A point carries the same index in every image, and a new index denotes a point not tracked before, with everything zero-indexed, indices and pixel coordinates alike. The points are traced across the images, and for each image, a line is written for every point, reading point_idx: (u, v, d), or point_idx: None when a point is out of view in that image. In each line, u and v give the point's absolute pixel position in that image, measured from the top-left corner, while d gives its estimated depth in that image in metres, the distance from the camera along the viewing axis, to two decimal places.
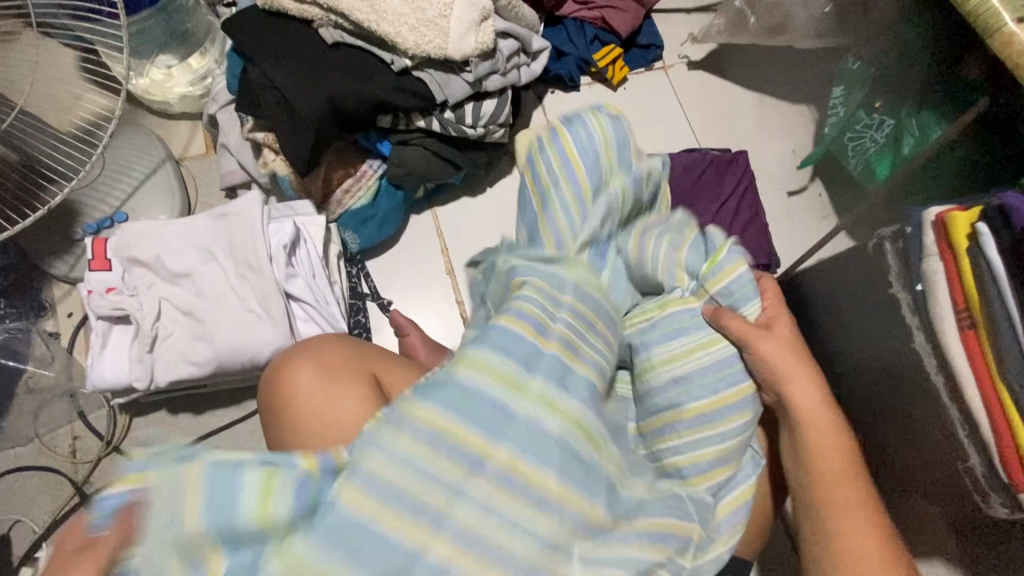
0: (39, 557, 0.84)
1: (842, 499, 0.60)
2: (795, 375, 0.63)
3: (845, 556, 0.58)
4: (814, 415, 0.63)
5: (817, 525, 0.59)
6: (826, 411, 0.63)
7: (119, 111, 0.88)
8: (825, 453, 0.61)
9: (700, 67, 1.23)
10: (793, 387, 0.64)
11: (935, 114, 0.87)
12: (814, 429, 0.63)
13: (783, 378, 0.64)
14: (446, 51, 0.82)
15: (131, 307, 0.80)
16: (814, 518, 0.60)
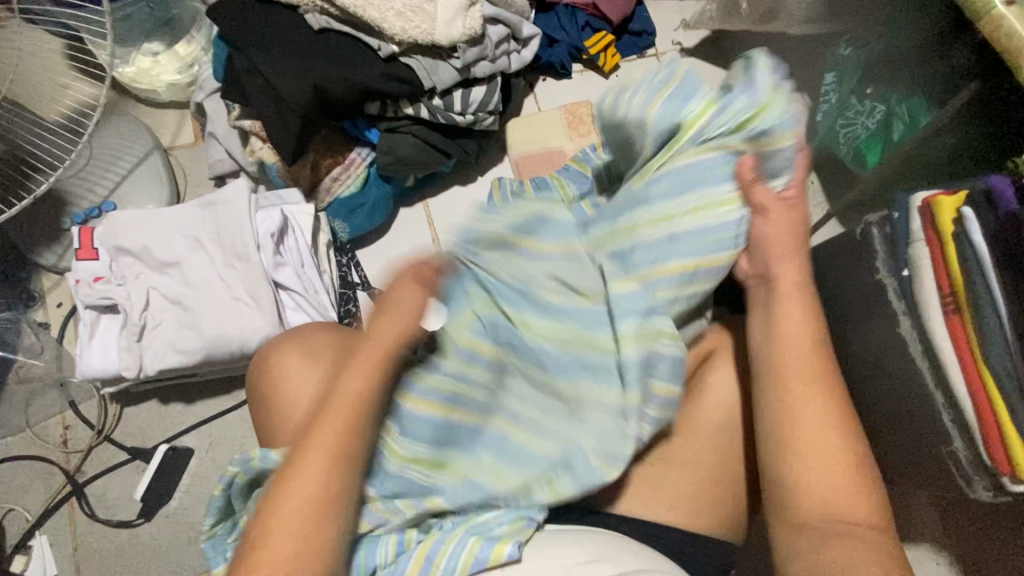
0: (32, 545, 0.85)
1: (811, 383, 0.59)
2: (775, 250, 0.62)
3: (800, 441, 0.57)
4: (787, 291, 0.62)
5: (784, 474, 0.58)
6: (797, 289, 0.62)
7: (103, 99, 0.88)
8: (796, 331, 0.60)
9: (693, 54, 1.22)
10: (770, 255, 0.63)
11: (926, 99, 0.86)
12: (781, 345, 0.60)
13: (761, 249, 0.63)
14: (433, 36, 0.81)
15: (119, 296, 0.80)
16: (777, 400, 0.59)
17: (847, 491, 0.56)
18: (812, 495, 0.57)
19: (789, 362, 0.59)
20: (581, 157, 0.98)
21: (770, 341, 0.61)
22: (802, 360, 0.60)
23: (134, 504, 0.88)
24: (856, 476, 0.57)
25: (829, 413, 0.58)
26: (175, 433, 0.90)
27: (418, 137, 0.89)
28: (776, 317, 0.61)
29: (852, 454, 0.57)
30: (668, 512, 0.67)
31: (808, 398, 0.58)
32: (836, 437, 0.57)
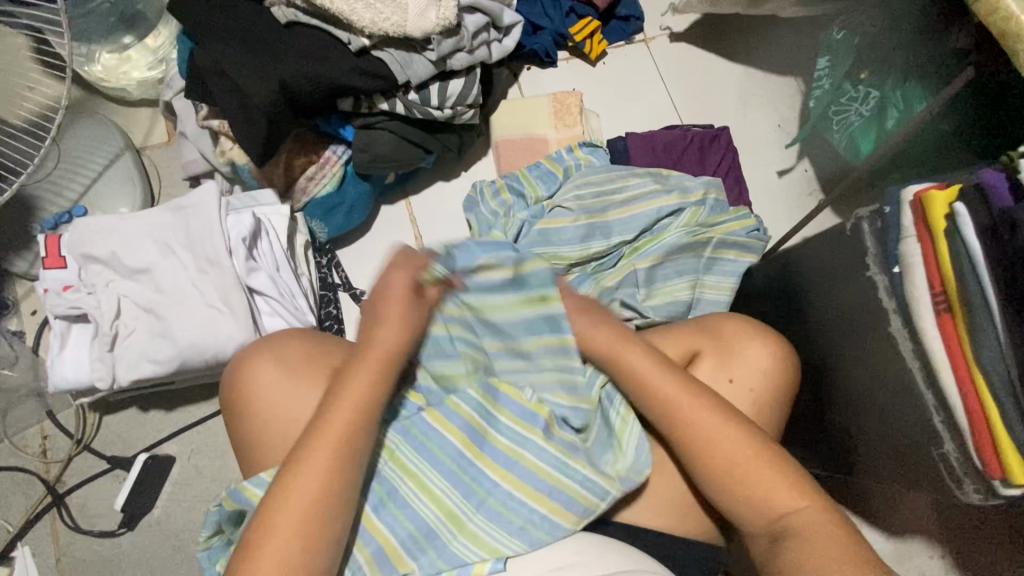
0: (15, 556, 0.85)
1: (688, 408, 0.60)
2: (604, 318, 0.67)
3: (707, 458, 0.58)
4: (629, 353, 0.63)
5: (713, 494, 0.59)
6: (614, 328, 0.66)
7: (66, 99, 0.85)
8: (636, 361, 0.63)
9: (683, 39, 1.18)
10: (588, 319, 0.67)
11: (920, 87, 0.84)
12: (638, 374, 0.62)
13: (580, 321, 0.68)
14: (405, 28, 0.78)
15: (90, 306, 0.78)
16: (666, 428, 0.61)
17: (764, 476, 0.57)
18: (745, 499, 0.57)
19: (658, 387, 0.61)
20: (553, 153, 1.01)
21: (627, 372, 0.63)
22: (663, 382, 0.61)
23: (116, 514, 0.87)
24: (768, 462, 0.57)
25: (722, 422, 0.59)
26: (156, 441, 0.89)
27: (394, 133, 0.86)
28: (616, 350, 0.64)
29: (753, 448, 0.58)
30: (657, 521, 0.65)
31: (694, 417, 0.59)
32: (740, 438, 0.58)
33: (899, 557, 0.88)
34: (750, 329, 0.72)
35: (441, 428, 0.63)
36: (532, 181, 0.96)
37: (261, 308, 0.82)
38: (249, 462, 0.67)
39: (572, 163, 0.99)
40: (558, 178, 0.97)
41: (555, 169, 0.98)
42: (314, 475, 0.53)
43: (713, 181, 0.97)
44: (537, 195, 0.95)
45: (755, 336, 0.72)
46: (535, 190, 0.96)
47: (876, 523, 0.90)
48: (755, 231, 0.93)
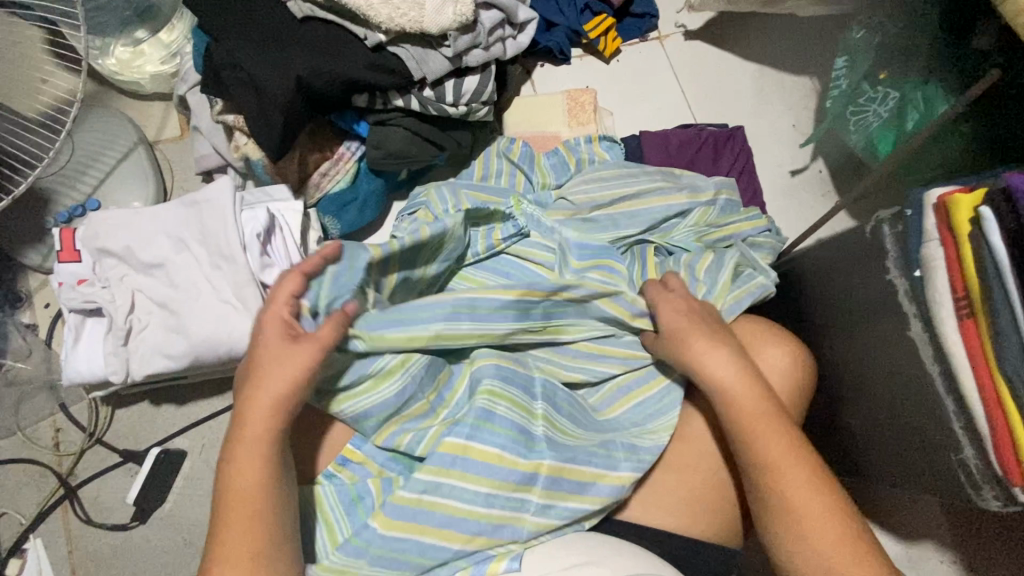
0: (27, 548, 0.85)
1: (786, 461, 0.57)
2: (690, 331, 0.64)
3: (792, 522, 0.56)
4: (731, 380, 0.61)
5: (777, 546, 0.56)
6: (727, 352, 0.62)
7: (81, 93, 0.84)
8: (740, 394, 0.60)
9: (698, 37, 1.17)
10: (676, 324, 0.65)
11: (942, 88, 0.83)
12: (740, 407, 0.60)
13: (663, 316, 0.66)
14: (422, 24, 0.77)
15: (104, 300, 0.77)
16: (750, 467, 0.59)
17: (854, 562, 0.53)
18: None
19: (757, 421, 0.59)
20: (570, 143, 1.02)
21: (730, 400, 0.60)
22: (763, 419, 0.59)
23: (128, 507, 0.87)
24: (860, 568, 0.53)
25: (810, 474, 0.57)
26: (168, 435, 0.89)
27: (409, 130, 0.86)
28: (719, 374, 0.61)
29: (850, 539, 0.54)
30: (669, 520, 0.66)
31: (782, 458, 0.57)
32: (819, 490, 0.56)
33: (911, 561, 0.87)
34: (769, 333, 0.72)
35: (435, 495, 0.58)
36: (544, 172, 0.98)
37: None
38: None
39: (587, 156, 1.00)
40: (570, 170, 0.98)
41: (567, 161, 0.99)
42: (258, 484, 0.52)
43: (727, 181, 0.97)
44: (546, 181, 0.97)
45: (775, 341, 0.71)
46: (545, 176, 0.98)
47: (888, 527, 0.89)
48: (767, 232, 0.92)
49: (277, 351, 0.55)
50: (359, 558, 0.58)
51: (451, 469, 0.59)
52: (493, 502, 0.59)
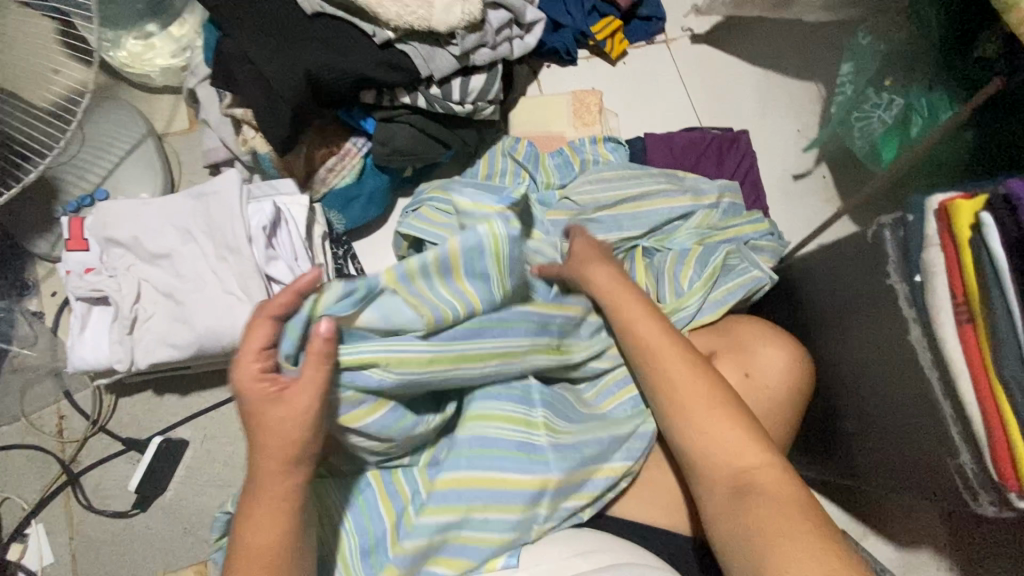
0: (29, 534, 0.86)
1: (710, 425, 0.60)
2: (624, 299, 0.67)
3: (699, 447, 0.60)
4: (640, 320, 0.65)
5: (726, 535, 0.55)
6: (655, 327, 0.65)
7: (92, 84, 0.85)
8: (667, 370, 0.62)
9: (704, 41, 1.17)
10: (592, 275, 0.69)
11: (947, 95, 0.85)
12: (672, 385, 0.62)
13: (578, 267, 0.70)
14: (430, 22, 0.78)
15: (110, 288, 0.78)
16: (684, 449, 0.60)
17: (763, 477, 0.56)
18: (738, 500, 0.56)
19: (686, 400, 0.61)
20: (575, 144, 1.02)
21: (658, 377, 0.63)
22: (693, 395, 0.61)
23: (129, 494, 0.88)
24: (764, 484, 0.56)
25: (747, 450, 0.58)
26: (170, 424, 0.90)
27: (414, 127, 0.87)
28: (651, 347, 0.64)
29: (757, 459, 0.57)
30: (665, 519, 0.66)
31: (716, 437, 0.59)
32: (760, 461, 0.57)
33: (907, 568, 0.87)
34: (766, 333, 0.73)
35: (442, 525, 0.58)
36: (547, 172, 0.99)
37: (278, 297, 0.83)
38: None
39: (591, 157, 1.01)
40: (574, 171, 0.99)
41: (572, 162, 1.00)
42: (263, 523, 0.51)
43: (730, 185, 0.97)
44: (549, 181, 0.98)
45: (776, 342, 0.72)
46: (549, 176, 0.99)
47: (885, 533, 0.89)
48: (770, 235, 0.93)
49: (269, 404, 0.51)
50: None
51: (457, 502, 0.59)
52: (506, 526, 0.59)
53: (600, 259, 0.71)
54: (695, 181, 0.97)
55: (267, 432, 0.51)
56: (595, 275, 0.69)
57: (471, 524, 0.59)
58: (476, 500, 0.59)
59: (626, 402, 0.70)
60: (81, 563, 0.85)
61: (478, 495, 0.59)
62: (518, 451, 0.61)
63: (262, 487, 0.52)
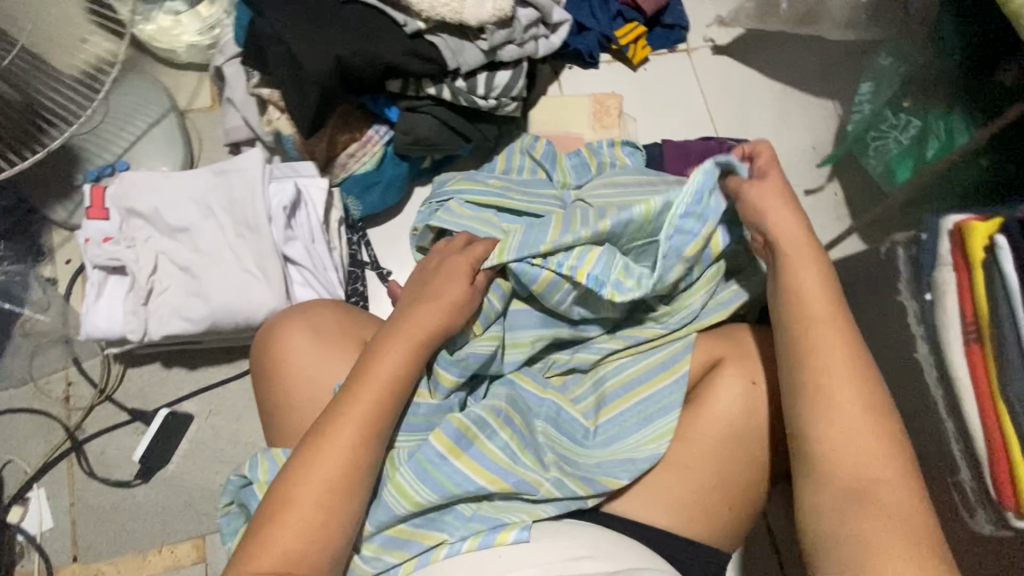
0: (30, 497, 0.86)
1: (839, 367, 0.56)
2: (785, 221, 0.61)
3: (821, 386, 0.55)
4: (796, 245, 0.60)
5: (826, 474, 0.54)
6: (809, 253, 0.60)
7: (121, 56, 0.86)
8: (812, 302, 0.58)
9: (725, 52, 1.18)
10: (773, 217, 0.62)
11: (965, 119, 0.85)
12: (810, 317, 0.58)
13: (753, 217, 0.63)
14: (461, 15, 0.79)
15: (128, 259, 0.79)
16: (801, 380, 0.57)
17: (879, 467, 0.53)
18: (849, 473, 0.53)
19: (818, 332, 0.57)
20: (593, 146, 1.03)
21: (795, 303, 0.59)
22: (827, 329, 0.57)
23: (132, 464, 0.88)
24: (883, 475, 0.52)
25: (868, 402, 0.54)
26: (176, 398, 0.91)
27: (438, 118, 0.87)
28: (798, 275, 0.59)
29: (880, 445, 0.53)
30: (665, 519, 0.67)
31: (840, 379, 0.55)
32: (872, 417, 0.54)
33: None
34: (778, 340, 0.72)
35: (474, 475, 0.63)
36: (564, 171, 0.99)
37: (293, 279, 0.83)
38: (275, 424, 0.68)
39: (608, 159, 1.01)
40: (591, 172, 1.00)
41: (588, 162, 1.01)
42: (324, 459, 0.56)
43: None
44: (566, 181, 0.98)
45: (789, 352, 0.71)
46: (565, 176, 1.00)
47: None
48: None
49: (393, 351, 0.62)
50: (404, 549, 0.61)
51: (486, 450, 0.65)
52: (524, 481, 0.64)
53: (772, 178, 0.64)
54: None
55: (369, 377, 0.60)
56: (765, 191, 0.63)
57: (495, 473, 0.64)
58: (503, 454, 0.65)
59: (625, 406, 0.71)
60: (80, 530, 0.86)
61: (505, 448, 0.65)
62: (521, 415, 0.69)
63: (342, 418, 0.58)
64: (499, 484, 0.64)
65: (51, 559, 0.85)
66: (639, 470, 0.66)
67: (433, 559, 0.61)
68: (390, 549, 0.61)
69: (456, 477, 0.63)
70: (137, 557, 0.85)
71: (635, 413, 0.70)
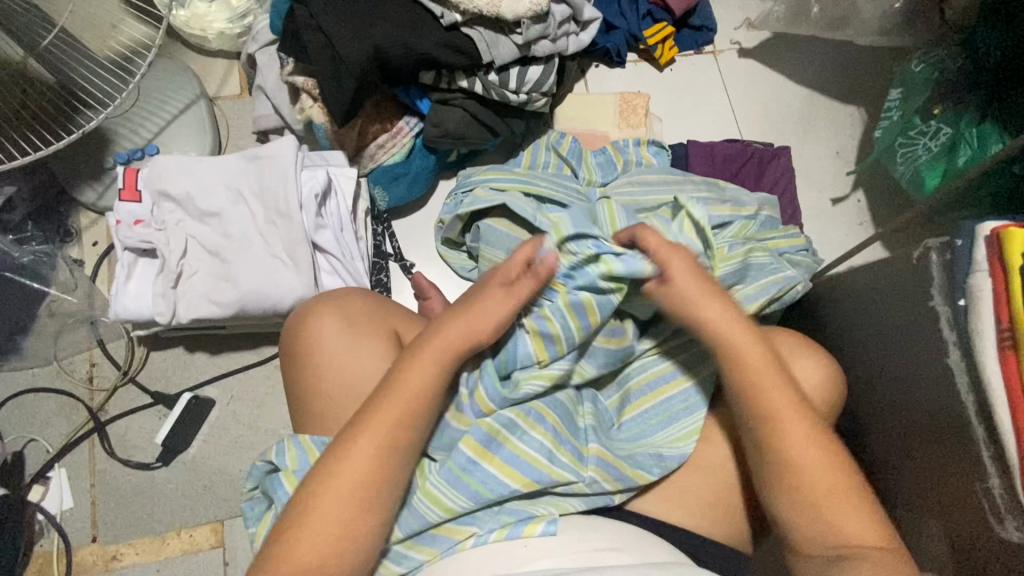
0: (51, 477, 0.87)
1: (787, 415, 0.58)
2: (692, 292, 0.62)
3: (782, 448, 0.57)
4: (710, 307, 0.61)
5: (788, 517, 0.57)
6: (739, 325, 0.60)
7: (157, 40, 0.86)
8: (753, 364, 0.59)
9: (752, 56, 1.18)
10: (693, 301, 0.61)
11: (997, 126, 0.86)
12: (756, 384, 0.59)
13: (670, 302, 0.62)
14: (499, 8, 0.79)
15: (159, 242, 0.80)
16: (755, 431, 0.59)
17: (841, 512, 0.56)
18: (816, 520, 0.56)
19: (772, 396, 0.58)
20: (619, 144, 1.03)
21: (738, 371, 0.60)
22: (778, 394, 0.58)
23: (154, 447, 0.89)
24: (845, 517, 0.55)
25: (818, 451, 0.57)
26: (199, 382, 0.91)
27: (469, 111, 0.87)
28: (737, 347, 0.60)
29: (839, 490, 0.56)
30: (691, 518, 0.66)
31: (796, 436, 0.57)
32: (835, 464, 0.57)
33: None
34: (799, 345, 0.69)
35: (502, 475, 0.62)
36: (590, 168, 0.99)
37: (321, 267, 0.84)
38: (303, 411, 0.69)
39: (634, 159, 1.01)
40: (617, 170, 1.00)
41: (614, 160, 1.01)
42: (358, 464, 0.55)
43: (769, 199, 0.98)
44: (592, 178, 0.98)
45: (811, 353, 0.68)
46: (591, 173, 0.99)
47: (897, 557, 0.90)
48: (805, 252, 0.93)
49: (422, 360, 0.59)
50: (432, 541, 0.61)
51: (509, 445, 0.63)
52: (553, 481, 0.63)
53: (670, 245, 0.63)
54: (735, 191, 0.97)
55: (401, 386, 0.58)
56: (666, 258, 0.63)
57: (526, 473, 0.62)
58: (534, 452, 0.63)
59: (652, 405, 0.70)
60: (101, 511, 0.86)
61: (535, 447, 0.63)
62: (558, 415, 0.66)
63: (367, 427, 0.56)
64: (526, 481, 0.62)
65: (70, 539, 0.85)
66: (666, 467, 0.66)
67: (458, 549, 0.61)
68: (419, 546, 0.61)
69: (484, 477, 0.61)
70: (156, 540, 0.85)
71: (662, 411, 0.70)
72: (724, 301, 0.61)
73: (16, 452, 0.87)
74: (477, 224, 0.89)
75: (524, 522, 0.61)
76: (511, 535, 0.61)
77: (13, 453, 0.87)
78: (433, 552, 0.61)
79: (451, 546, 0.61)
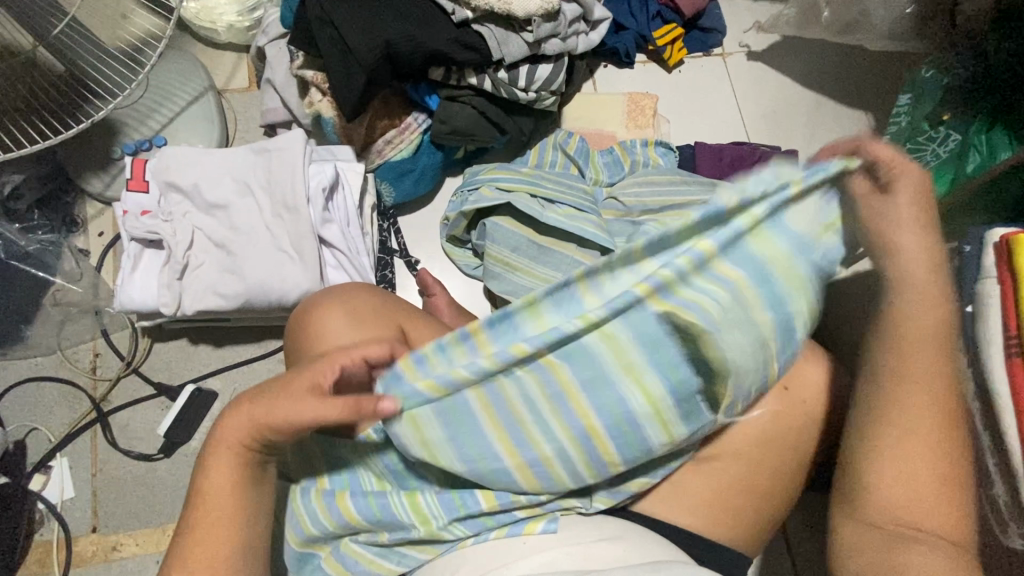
0: (52, 466, 0.86)
1: (919, 380, 0.54)
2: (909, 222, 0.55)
3: (891, 406, 0.54)
4: (905, 236, 0.55)
5: (867, 480, 0.54)
6: (925, 261, 0.55)
7: (167, 32, 0.85)
8: (917, 323, 0.55)
9: (761, 59, 1.18)
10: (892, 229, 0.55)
11: (1008, 134, 0.84)
12: (904, 334, 0.55)
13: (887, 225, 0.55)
14: (510, 6, 0.80)
15: (165, 233, 0.79)
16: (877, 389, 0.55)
17: (947, 492, 0.52)
18: (900, 493, 0.53)
19: (913, 356, 0.54)
20: (626, 145, 1.03)
21: (905, 322, 0.55)
22: (922, 352, 0.54)
23: (156, 438, 0.89)
24: (948, 492, 0.52)
25: (931, 422, 0.53)
26: (202, 374, 0.91)
27: (477, 108, 0.87)
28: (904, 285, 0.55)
29: (945, 467, 0.52)
30: (695, 521, 0.66)
31: (907, 402, 0.53)
32: (934, 437, 0.53)
33: None
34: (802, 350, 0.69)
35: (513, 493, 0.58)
36: (596, 168, 0.99)
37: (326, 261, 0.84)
38: None
39: (641, 159, 1.01)
40: (624, 170, 0.99)
41: (621, 161, 1.00)
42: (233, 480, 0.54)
43: None
44: (598, 178, 0.97)
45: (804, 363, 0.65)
46: (598, 173, 0.99)
47: None
48: None
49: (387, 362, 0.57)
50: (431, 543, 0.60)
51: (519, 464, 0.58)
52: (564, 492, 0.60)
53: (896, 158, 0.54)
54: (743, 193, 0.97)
55: (314, 372, 0.56)
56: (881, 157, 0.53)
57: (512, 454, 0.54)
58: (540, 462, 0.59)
59: None
60: (101, 501, 0.86)
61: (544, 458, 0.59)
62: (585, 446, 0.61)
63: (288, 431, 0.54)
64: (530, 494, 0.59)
65: (70, 528, 0.85)
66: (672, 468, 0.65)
67: (459, 546, 0.60)
68: (419, 546, 0.61)
69: (466, 491, 0.59)
70: (157, 531, 0.85)
71: None
72: (932, 234, 0.56)
73: (17, 441, 0.87)
74: (484, 220, 0.90)
75: (523, 522, 0.60)
76: (511, 533, 0.59)
77: (15, 441, 0.87)
78: (432, 554, 0.60)
79: (451, 546, 0.60)
